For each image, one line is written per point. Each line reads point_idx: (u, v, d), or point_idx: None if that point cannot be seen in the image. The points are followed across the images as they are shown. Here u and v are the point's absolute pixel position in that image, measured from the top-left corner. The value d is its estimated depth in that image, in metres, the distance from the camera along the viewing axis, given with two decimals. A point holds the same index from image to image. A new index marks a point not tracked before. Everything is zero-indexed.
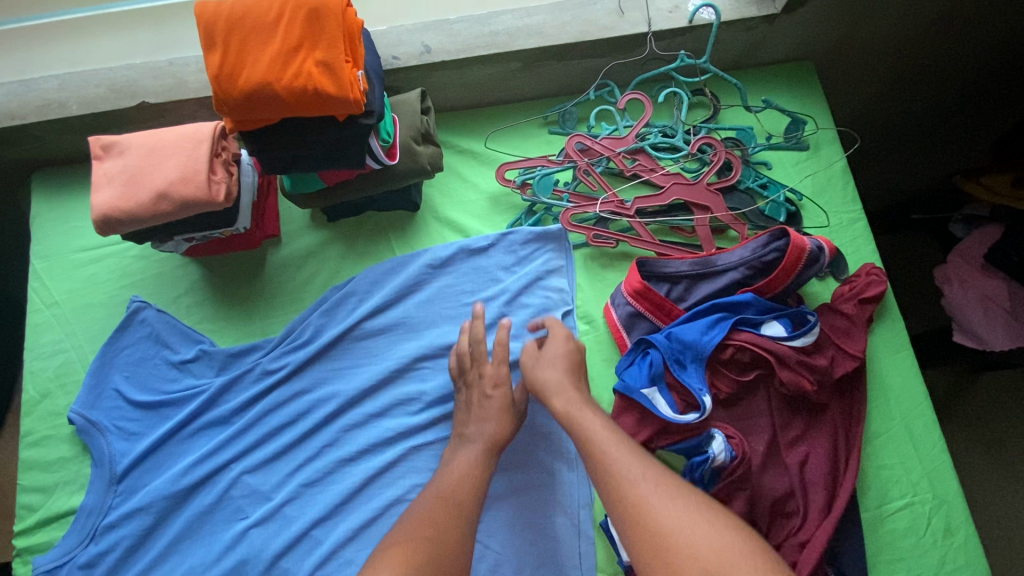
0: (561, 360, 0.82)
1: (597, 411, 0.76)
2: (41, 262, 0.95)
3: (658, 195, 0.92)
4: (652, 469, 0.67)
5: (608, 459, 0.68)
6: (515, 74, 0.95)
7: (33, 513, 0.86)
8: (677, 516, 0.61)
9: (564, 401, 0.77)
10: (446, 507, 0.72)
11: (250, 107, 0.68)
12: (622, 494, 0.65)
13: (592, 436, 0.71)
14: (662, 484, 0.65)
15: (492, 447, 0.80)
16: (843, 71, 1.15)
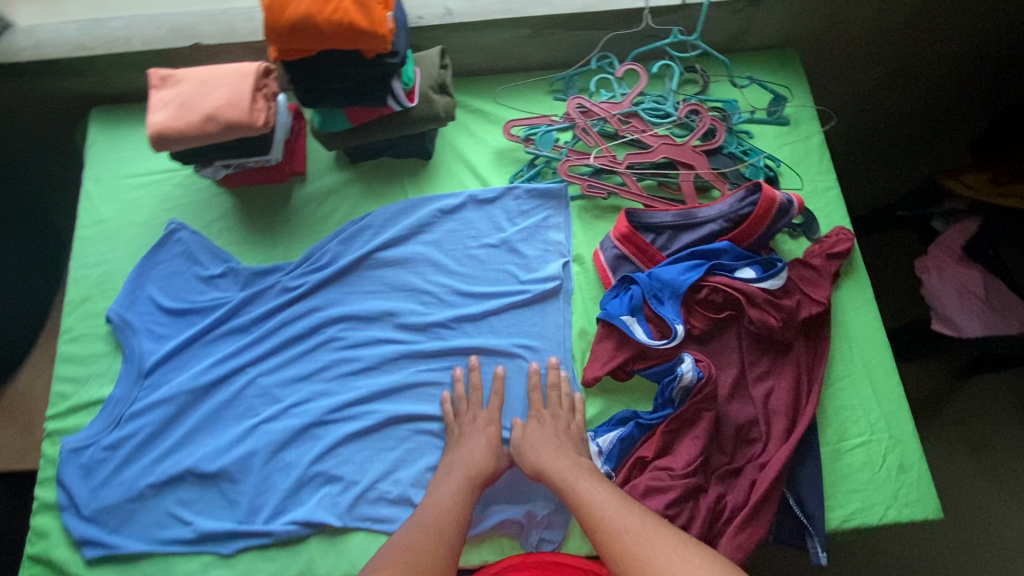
0: (541, 438, 0.86)
1: (585, 472, 0.81)
2: (94, 184, 1.07)
3: (647, 153, 1.02)
4: (634, 519, 0.72)
5: (596, 517, 0.73)
6: (526, 41, 1.07)
7: (65, 400, 0.95)
8: (662, 558, 0.66)
9: (553, 466, 0.82)
10: (430, 539, 0.75)
11: (294, 36, 0.80)
12: (610, 548, 0.70)
13: (581, 496, 0.77)
14: (644, 531, 0.70)
15: (475, 478, 0.84)
16: (828, 66, 1.24)
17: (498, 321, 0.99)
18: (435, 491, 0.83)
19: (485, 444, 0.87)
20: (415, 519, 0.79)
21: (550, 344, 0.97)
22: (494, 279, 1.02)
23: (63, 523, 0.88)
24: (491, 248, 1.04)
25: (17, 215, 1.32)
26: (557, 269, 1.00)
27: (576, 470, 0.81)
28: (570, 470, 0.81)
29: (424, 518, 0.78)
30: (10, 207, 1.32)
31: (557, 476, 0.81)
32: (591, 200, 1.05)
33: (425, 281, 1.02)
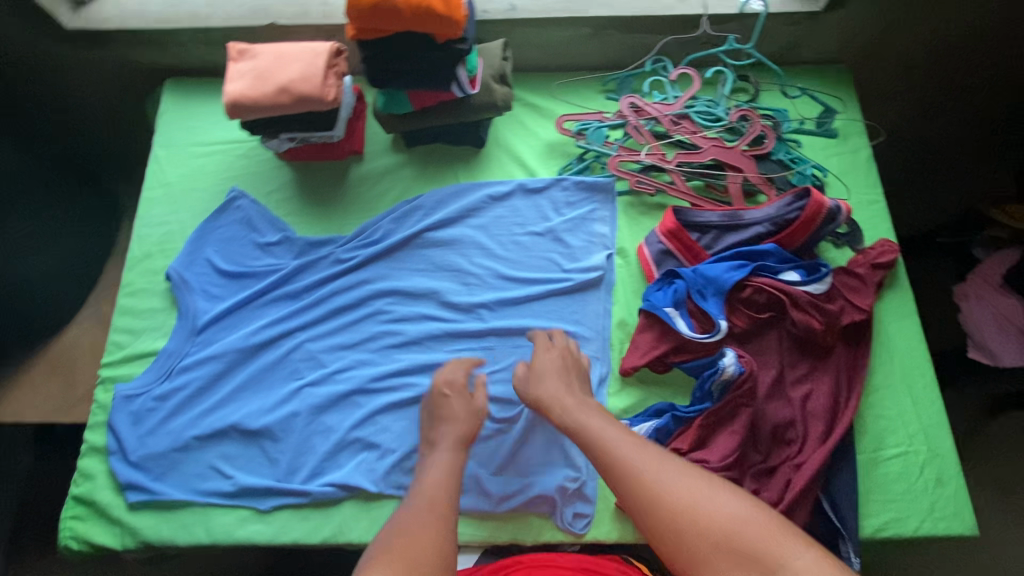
0: (552, 370, 0.90)
1: (593, 412, 0.84)
2: (163, 150, 1.12)
3: (696, 154, 1.04)
4: (650, 455, 0.75)
5: (611, 456, 0.76)
6: (584, 40, 1.11)
7: (121, 349, 0.99)
8: (682, 491, 0.69)
9: (563, 413, 0.85)
10: (431, 510, 0.74)
11: (374, 15, 0.84)
12: (627, 483, 0.73)
13: (595, 435, 0.80)
14: (660, 467, 0.73)
15: (459, 443, 0.86)
16: (875, 84, 1.23)
17: (539, 307, 1.01)
18: (426, 473, 0.82)
19: (465, 409, 0.89)
20: (411, 498, 0.78)
21: (590, 332, 0.98)
22: (537, 266, 1.04)
23: (109, 467, 0.91)
24: (537, 236, 1.06)
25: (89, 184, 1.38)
26: (600, 260, 1.02)
27: (585, 410, 0.84)
28: (581, 409, 0.84)
29: (419, 496, 0.78)
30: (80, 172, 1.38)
31: (567, 418, 0.84)
32: (638, 196, 1.07)
33: (469, 263, 1.04)
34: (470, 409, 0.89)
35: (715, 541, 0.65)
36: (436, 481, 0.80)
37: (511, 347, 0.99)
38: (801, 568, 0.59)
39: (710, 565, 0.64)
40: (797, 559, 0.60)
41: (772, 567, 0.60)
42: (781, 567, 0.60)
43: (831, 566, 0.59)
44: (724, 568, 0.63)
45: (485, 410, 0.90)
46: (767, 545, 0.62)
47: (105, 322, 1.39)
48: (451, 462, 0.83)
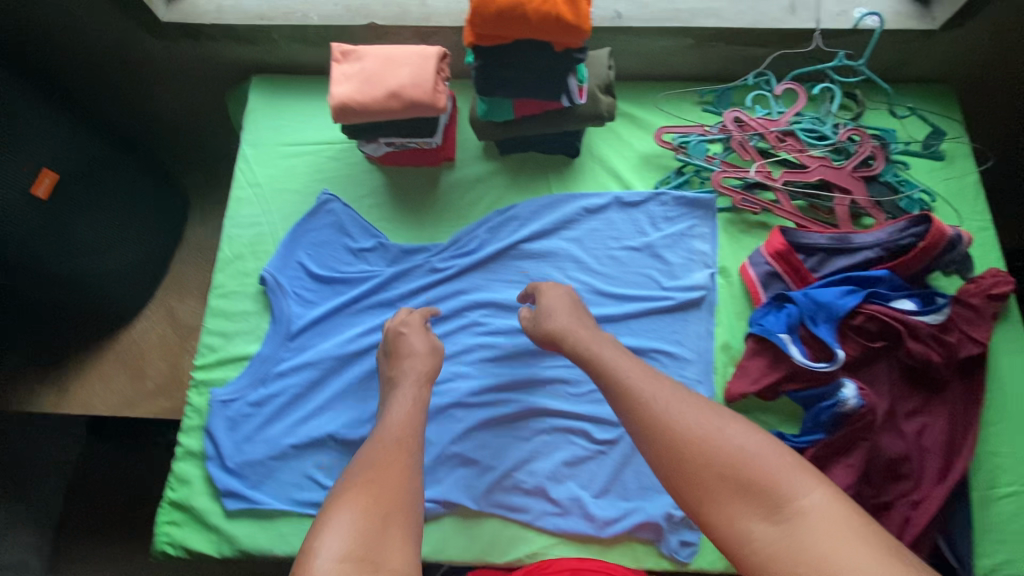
0: (563, 308, 0.89)
1: (608, 344, 0.83)
2: (251, 148, 1.10)
3: (804, 173, 1.01)
4: (662, 387, 0.73)
5: (624, 383, 0.75)
6: (686, 50, 1.07)
7: (213, 352, 0.97)
8: (691, 422, 0.67)
9: (575, 342, 0.84)
10: (398, 443, 0.73)
11: (501, 23, 0.81)
12: (635, 410, 0.71)
13: (610, 366, 0.78)
14: (674, 398, 0.70)
15: (421, 377, 0.85)
16: (991, 90, 1.13)
17: (638, 325, 0.98)
18: (391, 408, 0.80)
19: (426, 344, 0.89)
20: (375, 436, 0.75)
21: (691, 353, 0.96)
22: (636, 282, 1.01)
23: (206, 472, 0.90)
24: (634, 251, 1.03)
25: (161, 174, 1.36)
26: (702, 278, 1.00)
27: (599, 340, 0.83)
28: (595, 343, 0.83)
29: (385, 432, 0.75)
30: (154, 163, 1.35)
31: (579, 346, 0.83)
32: (739, 213, 1.04)
33: (565, 277, 1.01)
34: (429, 345, 0.89)
35: (722, 473, 0.61)
36: (399, 420, 0.77)
37: None
38: (811, 508, 0.56)
39: (712, 495, 0.61)
40: (807, 499, 0.57)
41: (779, 504, 0.57)
42: (789, 504, 0.57)
43: (844, 507, 0.56)
44: (727, 500, 0.60)
45: (440, 345, 0.91)
46: (778, 481, 0.59)
47: (172, 317, 1.38)
48: (416, 400, 0.82)
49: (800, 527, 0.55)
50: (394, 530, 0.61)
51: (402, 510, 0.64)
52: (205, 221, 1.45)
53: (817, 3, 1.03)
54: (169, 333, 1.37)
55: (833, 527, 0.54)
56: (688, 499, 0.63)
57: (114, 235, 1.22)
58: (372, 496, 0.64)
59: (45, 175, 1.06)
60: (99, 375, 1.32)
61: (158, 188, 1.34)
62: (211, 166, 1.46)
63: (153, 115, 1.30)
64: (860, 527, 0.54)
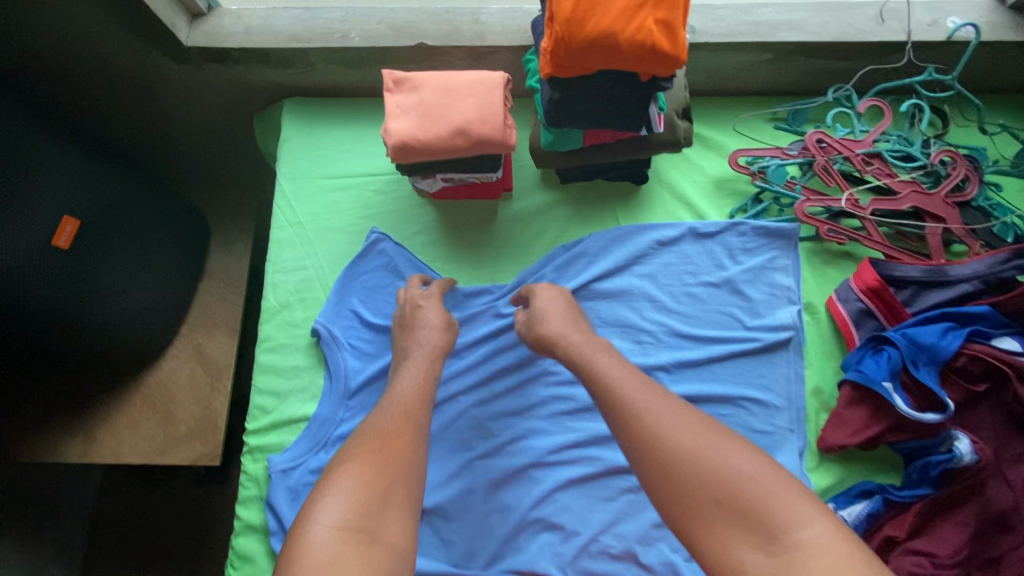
0: (555, 312, 0.83)
1: (603, 350, 0.76)
2: (289, 183, 1.01)
3: (893, 200, 0.94)
4: (655, 399, 0.66)
5: (615, 393, 0.68)
6: (761, 65, 0.99)
7: (266, 414, 0.90)
8: (686, 440, 0.61)
9: (568, 346, 0.78)
10: (406, 419, 0.72)
11: (588, 54, 0.71)
12: (624, 419, 0.65)
13: (602, 376, 0.71)
14: (666, 411, 0.64)
15: (434, 353, 0.82)
16: None
17: (722, 369, 0.92)
18: (401, 377, 0.79)
19: (440, 317, 0.87)
20: (384, 406, 0.74)
21: (780, 400, 0.90)
22: (717, 322, 0.94)
23: (270, 549, 0.83)
24: (712, 287, 0.96)
25: (173, 194, 1.21)
26: (788, 317, 0.93)
27: (593, 347, 0.76)
28: (590, 349, 0.76)
29: (394, 402, 0.74)
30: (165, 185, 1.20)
31: (572, 351, 0.77)
32: (821, 243, 0.98)
33: (640, 318, 0.95)
34: (445, 318, 0.87)
35: (716, 497, 0.56)
36: (410, 389, 0.76)
37: None
38: (809, 542, 0.51)
39: (702, 519, 0.56)
40: (805, 532, 0.52)
41: (775, 536, 0.53)
42: (785, 537, 0.52)
43: (842, 543, 0.51)
44: (719, 527, 0.55)
45: (455, 321, 0.88)
46: (774, 509, 0.54)
47: (200, 354, 1.25)
48: (427, 370, 0.80)
49: (797, 561, 0.50)
50: (394, 502, 0.61)
51: (405, 484, 0.64)
52: (229, 248, 1.29)
53: (907, 11, 0.94)
54: (199, 373, 1.24)
55: (833, 564, 0.49)
56: (677, 521, 0.58)
57: (134, 272, 1.09)
58: (374, 464, 0.64)
59: (67, 224, 0.94)
60: (129, 421, 1.21)
61: (175, 211, 1.19)
62: (235, 185, 1.31)
63: (161, 133, 1.16)
64: (864, 565, 0.49)
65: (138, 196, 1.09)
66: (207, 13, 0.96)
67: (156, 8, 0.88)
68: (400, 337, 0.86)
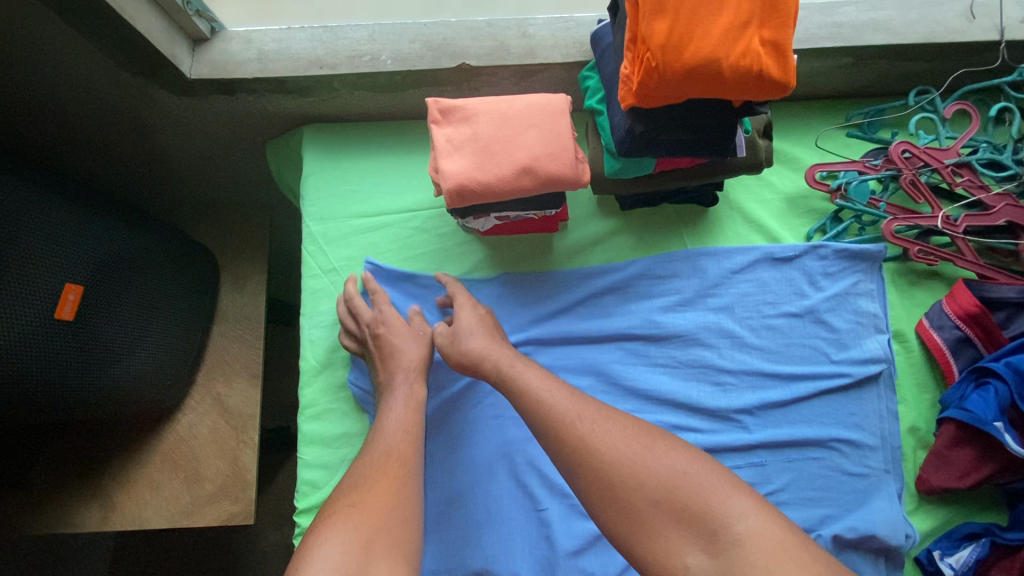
0: (474, 323, 0.80)
1: (527, 364, 0.74)
2: (317, 225, 0.90)
3: (988, 215, 0.86)
4: (587, 407, 0.67)
5: (546, 408, 0.67)
6: (838, 70, 0.89)
7: (317, 490, 0.82)
8: (619, 446, 0.63)
9: (493, 361, 0.75)
10: (390, 462, 0.68)
11: (684, 84, 0.61)
12: (556, 433, 0.65)
13: (532, 394, 0.69)
14: (599, 421, 0.65)
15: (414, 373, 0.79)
16: None
17: (810, 409, 0.85)
18: (388, 410, 0.75)
19: (399, 331, 0.81)
20: (368, 448, 0.71)
21: (874, 439, 0.83)
22: (801, 357, 0.87)
23: None
24: (794, 317, 0.88)
25: (177, 232, 1.07)
26: (877, 348, 0.86)
27: (515, 364, 0.74)
28: (508, 367, 0.74)
29: (379, 441, 0.71)
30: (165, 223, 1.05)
31: (499, 368, 0.74)
32: (906, 263, 0.91)
33: (718, 357, 0.87)
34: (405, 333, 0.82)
35: (654, 498, 0.59)
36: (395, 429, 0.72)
37: (784, 463, 0.83)
38: (748, 534, 0.55)
39: (643, 522, 0.58)
40: (742, 525, 0.55)
41: (715, 532, 0.56)
42: (724, 532, 0.55)
43: (774, 525, 0.56)
44: (663, 530, 0.58)
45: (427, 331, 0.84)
46: (709, 505, 0.57)
47: (222, 406, 1.11)
48: (412, 402, 0.76)
49: (737, 559, 0.53)
50: (379, 555, 0.58)
51: (391, 533, 0.61)
52: (241, 286, 1.15)
53: (999, 6, 0.85)
54: (223, 425, 1.10)
55: (767, 553, 0.53)
56: (617, 528, 0.60)
57: (144, 328, 0.94)
58: (355, 519, 0.61)
59: (69, 292, 0.79)
60: (149, 483, 1.07)
61: (180, 251, 1.05)
62: (243, 214, 1.18)
63: (160, 166, 1.03)
64: (791, 543, 0.54)
65: (139, 242, 0.94)
66: (211, 38, 0.83)
67: (156, 41, 0.75)
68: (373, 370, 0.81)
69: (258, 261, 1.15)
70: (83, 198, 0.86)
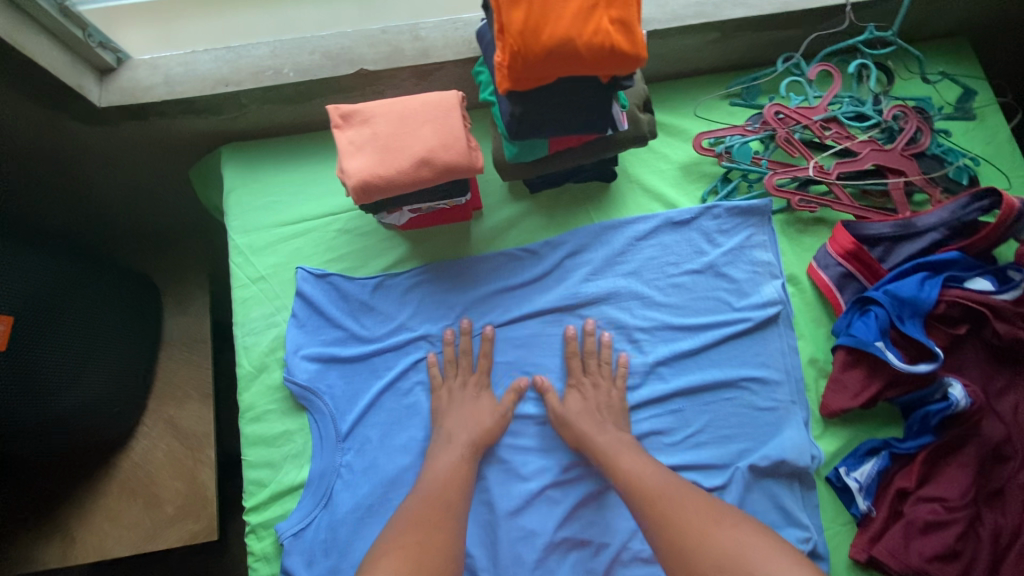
0: (584, 411, 0.86)
1: (630, 449, 0.82)
2: (242, 237, 0.94)
3: (855, 161, 0.96)
4: (672, 484, 0.76)
5: (634, 482, 0.76)
6: (710, 45, 0.98)
7: (263, 488, 0.85)
8: (693, 519, 0.70)
9: (608, 439, 0.83)
10: (435, 507, 0.74)
11: (546, 64, 0.68)
12: (646, 507, 0.73)
13: (626, 473, 0.78)
14: (679, 496, 0.73)
15: (475, 447, 0.83)
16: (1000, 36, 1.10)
17: (719, 354, 0.92)
18: (434, 458, 0.82)
19: (485, 411, 0.86)
20: (418, 490, 0.78)
21: (779, 374, 0.91)
22: (706, 308, 0.94)
23: None
24: (696, 273, 0.95)
25: (111, 264, 1.09)
26: (774, 292, 0.94)
27: (618, 446, 0.82)
28: (617, 447, 0.82)
29: (428, 486, 0.77)
30: (99, 255, 1.07)
31: (598, 453, 0.82)
32: (793, 213, 0.99)
33: (632, 317, 0.94)
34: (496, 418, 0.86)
35: (720, 564, 0.64)
36: (444, 476, 0.79)
37: (701, 406, 0.90)
38: None
39: None
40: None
41: None
42: None
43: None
44: None
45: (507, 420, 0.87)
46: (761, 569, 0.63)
47: (175, 429, 1.13)
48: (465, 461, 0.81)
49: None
50: None
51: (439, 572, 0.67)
52: (185, 309, 1.19)
53: None
54: (178, 447, 1.12)
55: None
56: None
57: (85, 358, 0.96)
58: (410, 561, 0.67)
59: None
60: (108, 513, 1.08)
61: (123, 283, 1.08)
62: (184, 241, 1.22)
63: (89, 199, 1.07)
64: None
65: (72, 275, 0.96)
66: (118, 67, 0.88)
67: (59, 73, 0.80)
68: (438, 419, 0.86)
69: (200, 285, 1.19)
70: (15, 234, 0.88)
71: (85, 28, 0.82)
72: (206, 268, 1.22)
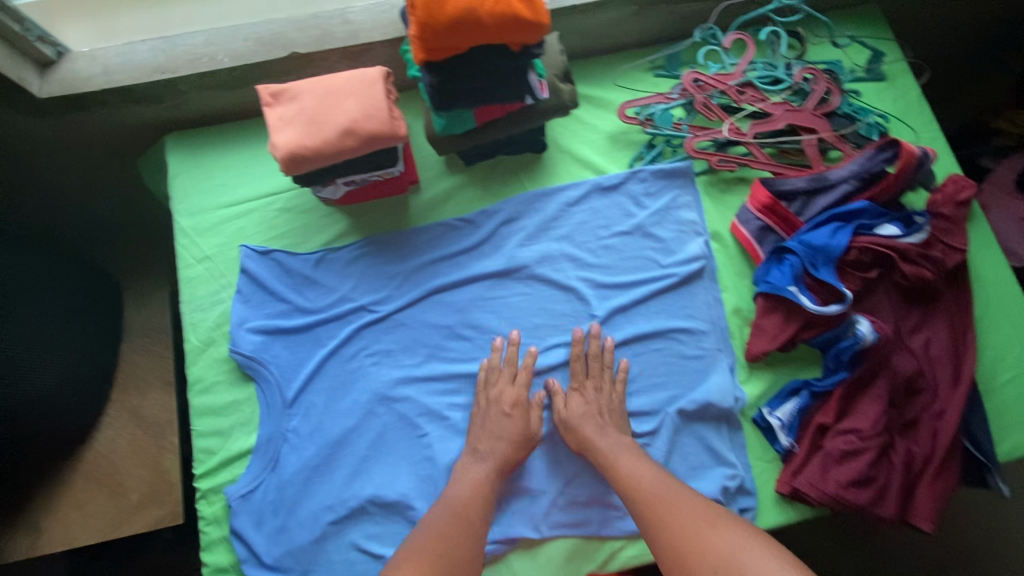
0: (593, 412, 0.87)
1: (631, 453, 0.83)
2: (187, 220, 0.97)
3: (769, 122, 1.01)
4: (670, 489, 0.77)
5: (636, 485, 0.78)
6: (627, 19, 1.04)
7: (213, 456, 0.88)
8: (687, 521, 0.71)
9: (610, 441, 0.84)
10: (457, 522, 0.76)
11: (453, 33, 0.73)
12: (646, 511, 0.75)
13: (629, 478, 0.80)
14: (677, 502, 0.75)
15: (502, 466, 0.84)
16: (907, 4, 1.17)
17: (647, 309, 0.97)
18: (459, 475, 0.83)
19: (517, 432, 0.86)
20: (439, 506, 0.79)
21: (705, 324, 0.96)
22: (635, 266, 0.99)
23: None
24: (625, 235, 1.00)
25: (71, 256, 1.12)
26: (698, 248, 0.99)
27: (619, 449, 0.84)
28: (621, 448, 0.84)
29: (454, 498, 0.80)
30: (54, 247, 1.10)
31: (602, 457, 0.84)
32: (716, 174, 1.04)
33: (564, 278, 0.98)
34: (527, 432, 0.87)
35: (715, 565, 0.65)
36: (468, 492, 0.80)
37: (631, 357, 0.95)
38: None
39: None
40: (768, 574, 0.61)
41: None
42: None
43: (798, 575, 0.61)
44: None
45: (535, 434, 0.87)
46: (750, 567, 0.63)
47: (138, 417, 1.15)
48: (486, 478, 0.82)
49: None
50: None
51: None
52: (144, 300, 1.22)
53: None
54: (141, 435, 1.14)
55: None
56: None
57: (45, 346, 0.98)
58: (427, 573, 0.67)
59: None
60: (74, 501, 1.09)
61: (83, 275, 1.11)
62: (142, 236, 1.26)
63: (42, 195, 1.10)
64: None
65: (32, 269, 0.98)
66: (58, 60, 0.92)
67: None
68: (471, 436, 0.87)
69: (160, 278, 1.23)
70: None
71: (22, 22, 0.86)
72: (165, 260, 1.25)
